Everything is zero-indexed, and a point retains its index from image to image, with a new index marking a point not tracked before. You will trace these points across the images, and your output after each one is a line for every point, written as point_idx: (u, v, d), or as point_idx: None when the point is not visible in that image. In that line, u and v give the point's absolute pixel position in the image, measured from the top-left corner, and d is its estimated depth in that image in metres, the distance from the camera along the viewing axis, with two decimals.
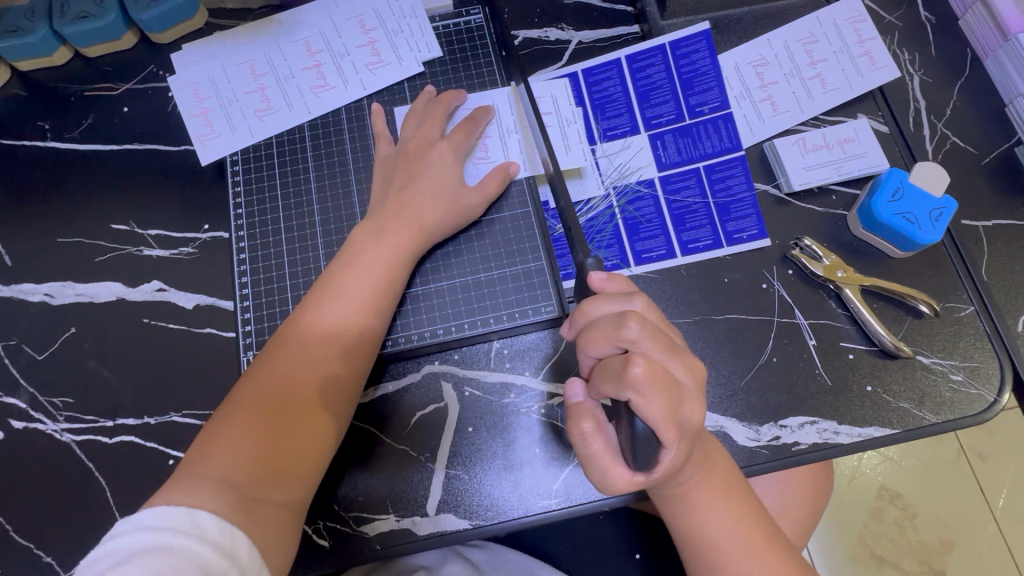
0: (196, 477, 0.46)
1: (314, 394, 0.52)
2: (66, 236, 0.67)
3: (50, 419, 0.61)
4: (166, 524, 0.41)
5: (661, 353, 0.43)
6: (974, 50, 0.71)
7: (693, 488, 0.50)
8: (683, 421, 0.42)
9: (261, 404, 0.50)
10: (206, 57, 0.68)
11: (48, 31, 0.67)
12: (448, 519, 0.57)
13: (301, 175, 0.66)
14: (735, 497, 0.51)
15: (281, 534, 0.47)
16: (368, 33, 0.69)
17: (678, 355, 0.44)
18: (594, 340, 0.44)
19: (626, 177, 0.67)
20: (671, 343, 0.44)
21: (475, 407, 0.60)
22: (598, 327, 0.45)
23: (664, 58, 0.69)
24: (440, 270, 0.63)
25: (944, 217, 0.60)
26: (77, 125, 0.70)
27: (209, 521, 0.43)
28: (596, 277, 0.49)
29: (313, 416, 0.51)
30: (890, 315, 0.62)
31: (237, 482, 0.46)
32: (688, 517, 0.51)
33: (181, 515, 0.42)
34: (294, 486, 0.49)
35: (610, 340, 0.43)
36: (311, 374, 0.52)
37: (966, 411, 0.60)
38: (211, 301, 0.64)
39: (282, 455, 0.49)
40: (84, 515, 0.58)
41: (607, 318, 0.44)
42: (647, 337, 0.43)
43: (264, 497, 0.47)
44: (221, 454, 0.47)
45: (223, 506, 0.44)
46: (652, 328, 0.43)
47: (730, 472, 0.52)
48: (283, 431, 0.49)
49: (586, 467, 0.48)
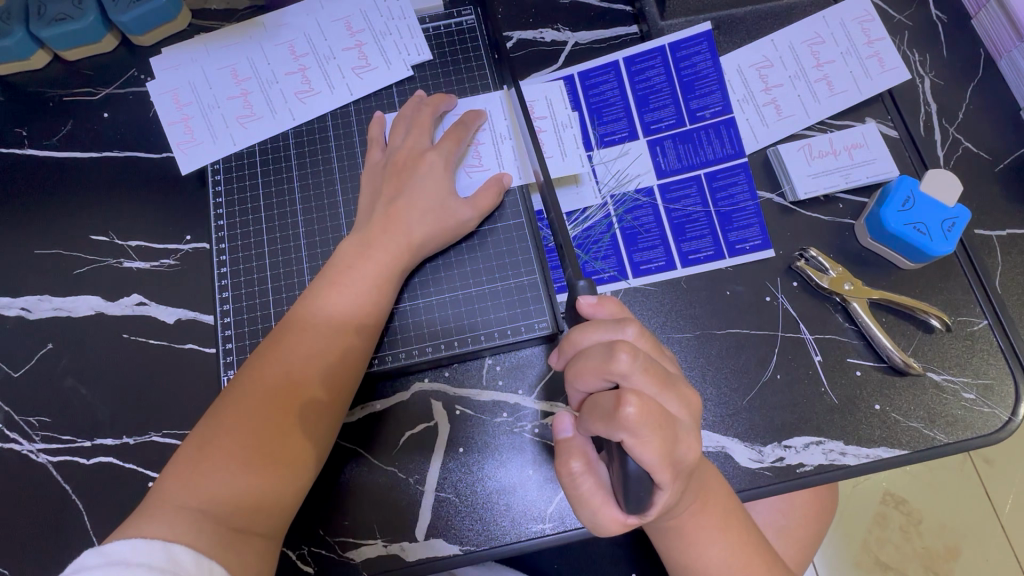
0: (172, 508, 0.44)
1: (297, 416, 0.49)
2: (44, 247, 0.64)
3: (26, 440, 0.59)
4: (140, 559, 0.38)
5: (654, 387, 0.41)
6: (987, 50, 0.68)
7: (694, 520, 0.47)
8: (679, 459, 0.40)
9: (242, 428, 0.48)
10: (187, 61, 0.66)
11: (25, 34, 0.65)
12: (438, 544, 0.55)
13: (286, 184, 0.63)
14: (734, 527, 0.49)
15: (261, 565, 0.45)
16: (355, 35, 0.66)
17: (672, 388, 0.42)
18: (584, 372, 0.43)
19: (624, 185, 0.65)
20: (665, 375, 0.42)
21: (466, 427, 0.58)
22: (589, 358, 0.43)
23: (663, 60, 0.67)
24: (428, 284, 0.60)
25: (957, 228, 0.58)
26: (55, 132, 0.67)
27: (185, 556, 0.40)
28: (585, 302, 0.47)
29: (295, 439, 0.49)
30: (900, 329, 0.60)
31: (216, 512, 0.44)
32: (685, 550, 0.48)
33: (157, 550, 0.39)
34: (275, 513, 0.47)
35: (601, 375, 0.42)
36: (295, 395, 0.50)
37: (980, 430, 0.57)
38: (192, 316, 0.62)
39: (264, 483, 0.47)
40: (61, 539, 0.56)
41: (598, 348, 0.42)
42: (639, 370, 0.41)
43: (243, 526, 0.45)
44: (198, 481, 0.45)
45: (201, 539, 0.42)
46: (644, 360, 0.41)
47: (726, 499, 0.49)
48: (263, 456, 0.47)
49: (576, 506, 0.46)
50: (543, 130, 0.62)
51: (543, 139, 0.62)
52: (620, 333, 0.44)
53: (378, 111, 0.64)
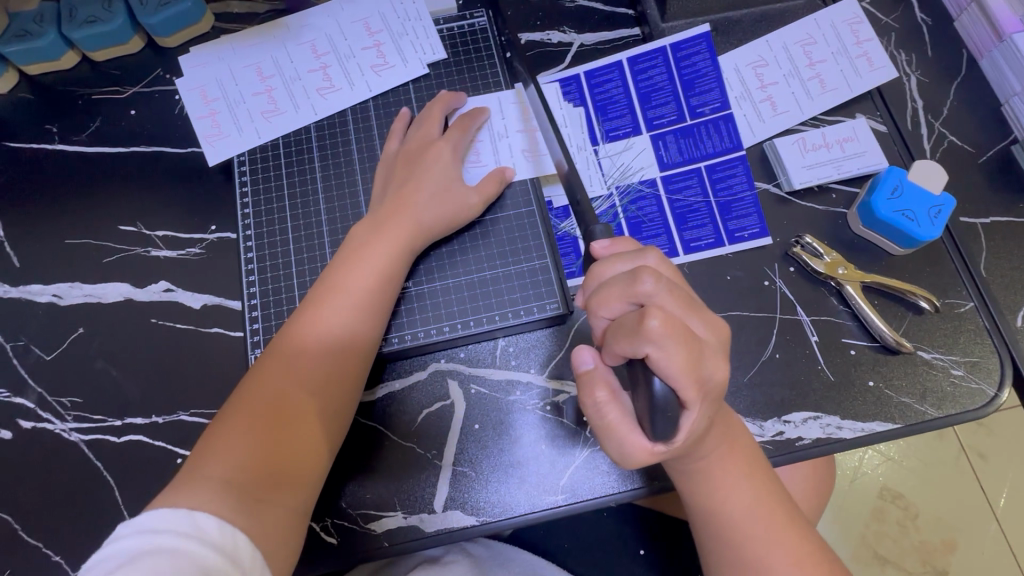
0: (198, 479, 0.46)
1: (313, 395, 0.52)
2: (74, 238, 0.67)
3: (58, 419, 0.61)
4: (167, 526, 0.41)
5: (680, 307, 0.42)
6: (970, 51, 0.72)
7: (711, 466, 0.49)
8: (705, 377, 0.41)
9: (262, 406, 0.51)
10: (214, 60, 0.69)
11: (56, 35, 0.68)
12: (455, 515, 0.58)
13: (308, 176, 0.67)
14: (756, 475, 0.50)
15: (285, 533, 0.48)
16: (373, 35, 0.69)
17: (697, 311, 0.43)
18: (609, 299, 0.44)
19: (628, 177, 0.68)
20: (690, 300, 0.43)
21: (481, 405, 0.61)
22: (612, 285, 0.44)
23: (665, 60, 0.70)
24: (444, 268, 0.64)
25: (943, 214, 0.61)
26: (84, 128, 0.70)
27: (210, 522, 0.42)
28: (600, 247, 0.50)
29: (312, 417, 0.52)
30: (891, 311, 0.63)
31: (240, 483, 0.47)
32: (708, 499, 0.50)
33: (183, 517, 0.42)
34: (297, 486, 0.50)
35: (624, 296, 0.43)
36: (308, 380, 0.53)
37: (967, 405, 0.60)
38: (218, 301, 0.65)
39: (283, 461, 0.49)
40: (92, 513, 0.59)
41: (620, 278, 0.44)
42: (664, 292, 0.42)
43: (268, 496, 0.47)
44: (221, 455, 0.48)
45: (226, 507, 0.45)
46: (668, 283, 0.43)
47: (752, 450, 0.51)
48: (282, 431, 0.50)
49: (603, 439, 0.47)
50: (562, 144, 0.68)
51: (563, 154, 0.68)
52: (641, 261, 0.47)
53: (401, 108, 0.68)
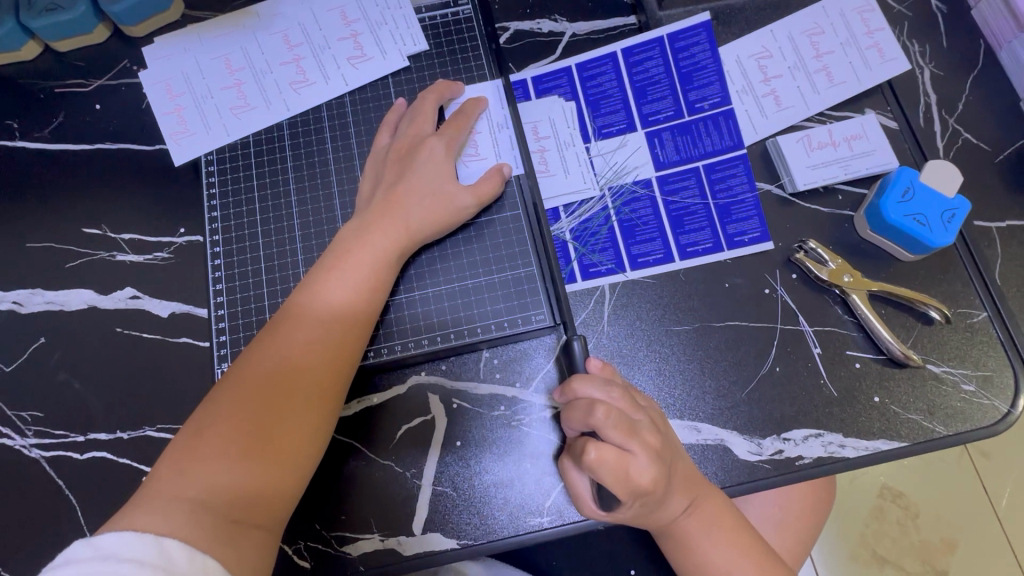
0: (168, 497, 0.43)
1: (294, 403, 0.49)
2: (35, 241, 0.64)
3: (19, 435, 0.58)
4: (131, 554, 0.37)
5: (623, 437, 0.46)
6: (987, 41, 0.68)
7: (680, 524, 0.51)
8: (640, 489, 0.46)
9: (238, 416, 0.47)
10: (180, 51, 0.65)
11: (15, 25, 0.64)
12: (435, 538, 0.55)
13: (280, 176, 0.63)
14: (723, 527, 0.51)
15: (262, 556, 0.45)
16: (350, 25, 0.65)
17: (640, 436, 0.47)
18: (571, 419, 0.49)
19: (622, 177, 0.64)
20: (634, 426, 0.47)
21: (463, 420, 0.57)
22: (573, 408, 0.49)
23: (661, 51, 0.66)
24: (424, 275, 0.60)
25: (956, 219, 0.57)
26: (46, 124, 0.66)
27: (178, 551, 0.39)
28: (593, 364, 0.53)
29: (292, 427, 0.48)
30: (898, 321, 0.59)
31: (212, 502, 0.43)
32: (682, 552, 0.52)
33: (148, 544, 0.38)
34: (275, 503, 0.47)
35: (579, 422, 0.48)
36: (291, 386, 0.49)
37: (979, 422, 0.57)
38: (186, 309, 0.61)
39: (259, 479, 0.46)
40: (53, 534, 0.56)
41: (579, 403, 0.49)
42: (611, 425, 0.46)
43: (243, 516, 0.44)
44: (193, 469, 0.44)
45: (197, 532, 0.41)
46: (617, 416, 0.46)
47: (722, 504, 0.52)
48: (260, 442, 0.47)
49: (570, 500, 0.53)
50: (546, 149, 0.65)
51: (547, 157, 0.64)
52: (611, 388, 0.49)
53: (401, 97, 0.64)
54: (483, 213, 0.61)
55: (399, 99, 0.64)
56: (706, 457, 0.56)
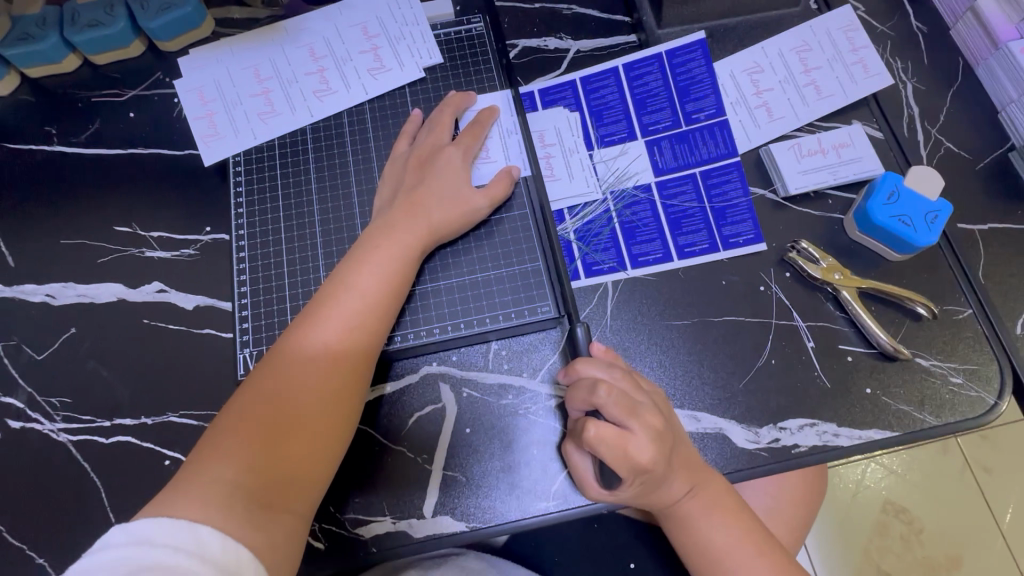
0: (203, 479, 0.46)
1: (322, 392, 0.52)
2: (69, 238, 0.67)
3: (47, 419, 0.61)
4: (168, 541, 0.40)
5: (624, 416, 0.51)
6: (965, 58, 0.72)
7: (682, 505, 0.55)
8: (637, 465, 0.50)
9: (269, 404, 0.50)
10: (213, 62, 0.70)
11: (59, 39, 0.69)
12: (444, 521, 0.57)
13: (302, 176, 0.67)
14: (723, 509, 0.55)
15: (292, 541, 0.47)
16: (371, 39, 0.70)
17: (639, 416, 0.51)
18: (575, 399, 0.53)
19: (623, 181, 0.68)
20: (632, 406, 0.51)
21: (473, 409, 0.60)
22: (577, 389, 0.53)
23: (660, 66, 0.71)
24: (438, 270, 0.64)
25: (939, 221, 0.61)
26: (83, 130, 0.71)
27: (212, 538, 0.41)
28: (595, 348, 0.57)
29: (319, 416, 0.51)
30: (889, 318, 0.62)
31: (246, 485, 0.46)
32: (685, 532, 0.56)
33: (183, 530, 0.41)
34: (303, 489, 0.49)
35: (583, 401, 0.52)
36: (309, 392, 0.51)
37: (967, 413, 0.59)
38: (210, 302, 0.64)
39: (288, 465, 0.49)
40: (77, 515, 0.58)
41: (583, 384, 0.53)
42: (612, 403, 0.51)
43: (274, 500, 0.47)
44: (227, 453, 0.47)
45: (231, 516, 0.44)
46: (618, 395, 0.51)
47: (722, 485, 0.55)
48: (289, 429, 0.49)
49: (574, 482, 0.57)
50: (551, 156, 0.69)
51: (553, 163, 0.68)
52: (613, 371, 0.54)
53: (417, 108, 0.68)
54: (495, 212, 0.65)
55: (416, 109, 0.68)
56: (705, 445, 0.59)
